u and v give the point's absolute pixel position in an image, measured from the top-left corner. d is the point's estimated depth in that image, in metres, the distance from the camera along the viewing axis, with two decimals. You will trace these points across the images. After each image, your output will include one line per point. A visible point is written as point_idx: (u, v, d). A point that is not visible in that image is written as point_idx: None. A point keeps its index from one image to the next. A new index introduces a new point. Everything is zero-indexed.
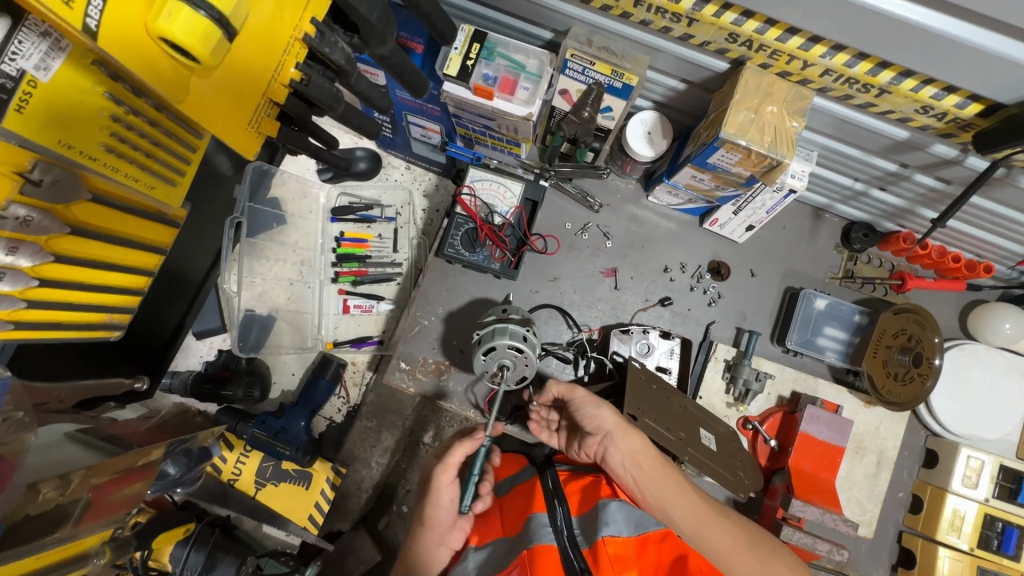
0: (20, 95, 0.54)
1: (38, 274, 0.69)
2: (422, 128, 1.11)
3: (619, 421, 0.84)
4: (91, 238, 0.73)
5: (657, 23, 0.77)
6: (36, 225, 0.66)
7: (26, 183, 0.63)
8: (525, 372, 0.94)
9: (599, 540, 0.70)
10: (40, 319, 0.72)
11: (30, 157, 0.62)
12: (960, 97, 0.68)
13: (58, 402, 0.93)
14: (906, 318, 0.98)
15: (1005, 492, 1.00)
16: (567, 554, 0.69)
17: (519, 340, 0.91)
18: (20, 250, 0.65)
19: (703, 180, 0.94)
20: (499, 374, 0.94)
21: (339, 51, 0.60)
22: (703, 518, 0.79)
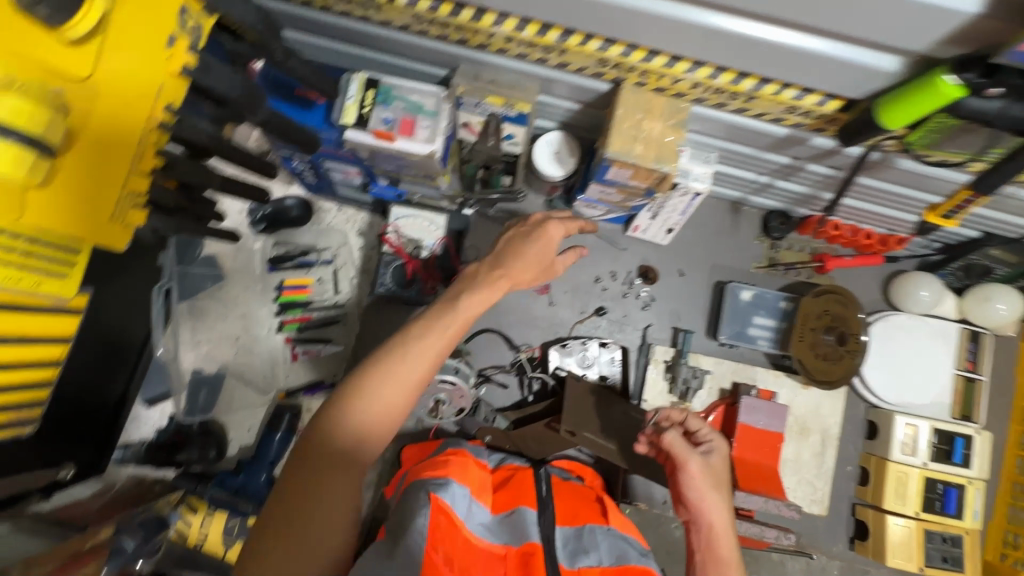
0: None
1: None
2: (342, 172, 1.13)
3: (726, 519, 0.68)
4: None
5: (532, 55, 0.80)
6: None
7: None
8: (462, 404, 0.96)
9: (577, 565, 0.72)
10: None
11: None
12: (818, 96, 0.71)
13: None
14: (827, 300, 1.04)
15: (942, 455, 1.03)
16: (551, 547, 0.74)
17: (451, 373, 0.93)
18: None
19: (611, 194, 0.97)
20: (436, 409, 0.97)
21: (199, 131, 0.63)
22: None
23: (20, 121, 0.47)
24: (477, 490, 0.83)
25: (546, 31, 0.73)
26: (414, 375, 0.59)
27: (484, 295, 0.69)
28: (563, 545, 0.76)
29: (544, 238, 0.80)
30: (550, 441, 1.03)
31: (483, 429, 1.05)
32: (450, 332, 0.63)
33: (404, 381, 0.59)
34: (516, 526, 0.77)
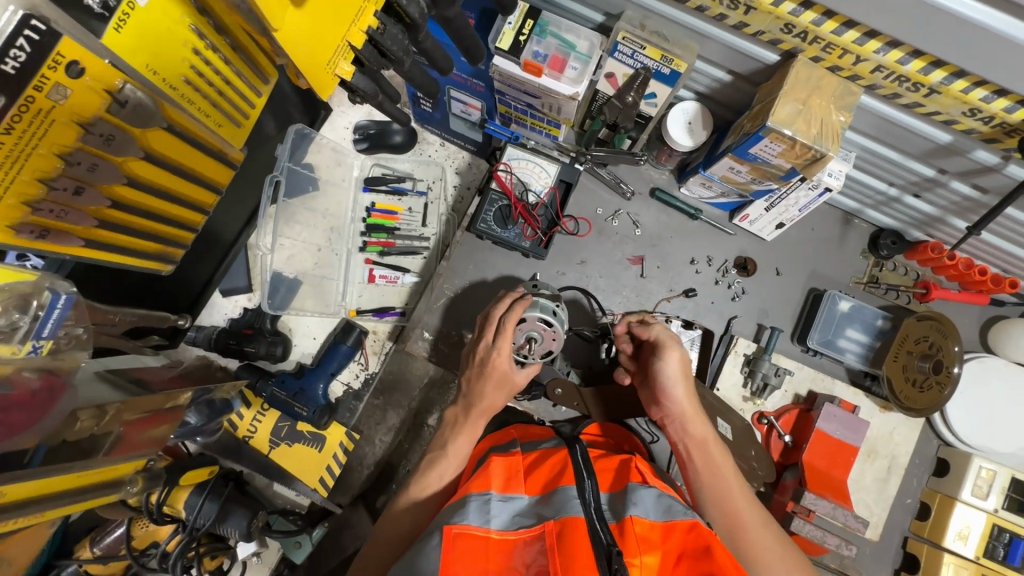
0: (119, 17, 0.58)
1: (112, 195, 0.70)
2: (463, 104, 1.12)
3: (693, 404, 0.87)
4: (159, 165, 0.74)
5: (713, 9, 0.79)
6: (116, 144, 0.67)
7: (113, 103, 0.63)
8: (552, 346, 0.95)
9: (626, 518, 0.73)
10: (107, 241, 0.73)
11: (120, 78, 0.61)
12: (1010, 101, 0.69)
13: (110, 326, 0.89)
14: (928, 326, 1.00)
15: (1014, 505, 1.00)
16: (594, 525, 0.72)
17: (548, 314, 0.91)
18: (99, 167, 0.66)
19: (740, 172, 0.95)
20: (525, 347, 0.94)
21: (414, 5, 0.59)
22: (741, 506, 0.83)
23: None
24: (508, 483, 0.81)
25: None
26: (500, 400, 0.92)
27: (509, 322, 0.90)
28: (608, 507, 0.79)
29: (523, 310, 0.90)
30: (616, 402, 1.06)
31: (556, 381, 1.04)
32: (506, 370, 0.91)
33: (470, 427, 0.91)
34: (554, 504, 0.76)
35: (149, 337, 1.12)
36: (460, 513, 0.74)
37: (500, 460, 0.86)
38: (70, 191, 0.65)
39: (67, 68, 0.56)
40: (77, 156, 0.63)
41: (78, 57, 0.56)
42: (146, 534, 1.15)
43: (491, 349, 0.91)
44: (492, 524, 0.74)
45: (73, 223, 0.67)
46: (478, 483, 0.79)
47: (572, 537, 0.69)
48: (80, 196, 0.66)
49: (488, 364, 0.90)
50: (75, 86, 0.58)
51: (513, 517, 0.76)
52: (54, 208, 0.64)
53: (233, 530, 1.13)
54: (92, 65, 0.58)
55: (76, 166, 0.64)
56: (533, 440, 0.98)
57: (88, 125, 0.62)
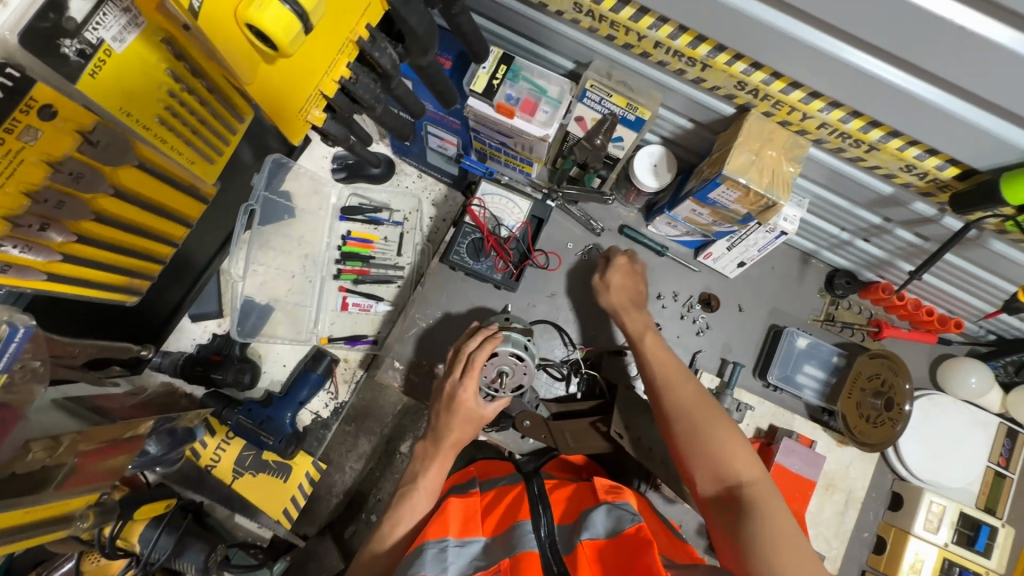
0: (94, 62, 0.58)
1: (79, 230, 0.70)
2: (440, 139, 1.16)
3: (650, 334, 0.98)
4: (129, 202, 0.74)
5: (673, 64, 0.84)
6: (85, 181, 0.67)
7: (85, 143, 0.63)
8: (523, 379, 0.97)
9: (576, 544, 0.74)
10: (70, 274, 0.73)
11: (93, 119, 0.62)
12: (940, 160, 0.75)
13: (70, 357, 0.89)
14: (880, 364, 1.04)
15: (964, 539, 1.04)
16: (547, 557, 0.73)
17: (520, 348, 0.94)
18: (66, 205, 0.66)
19: (702, 214, 1.00)
20: (497, 381, 0.96)
21: (387, 56, 0.63)
22: (683, 405, 0.85)
23: None
24: (465, 522, 0.82)
25: (699, 44, 0.77)
26: (468, 434, 0.92)
27: (478, 361, 0.91)
28: (564, 539, 0.79)
29: (495, 348, 0.92)
30: (586, 434, 1.04)
31: (523, 414, 1.03)
32: (472, 406, 0.92)
33: (436, 457, 0.92)
34: (510, 544, 0.76)
35: (111, 367, 1.10)
36: (418, 562, 0.74)
37: (458, 501, 0.86)
38: (35, 227, 0.64)
39: (39, 112, 0.55)
40: (44, 194, 0.63)
41: (50, 101, 0.56)
42: (97, 568, 1.11)
43: (457, 386, 0.92)
44: (448, 571, 0.74)
45: (37, 257, 0.66)
46: (435, 529, 0.79)
47: (525, 570, 0.70)
48: (47, 232, 0.66)
49: (454, 400, 0.92)
50: (47, 128, 0.57)
51: (469, 561, 0.76)
52: (18, 243, 0.63)
53: (189, 565, 1.09)
54: (64, 108, 0.57)
55: (43, 204, 0.63)
56: (494, 476, 0.99)
57: (57, 164, 0.62)
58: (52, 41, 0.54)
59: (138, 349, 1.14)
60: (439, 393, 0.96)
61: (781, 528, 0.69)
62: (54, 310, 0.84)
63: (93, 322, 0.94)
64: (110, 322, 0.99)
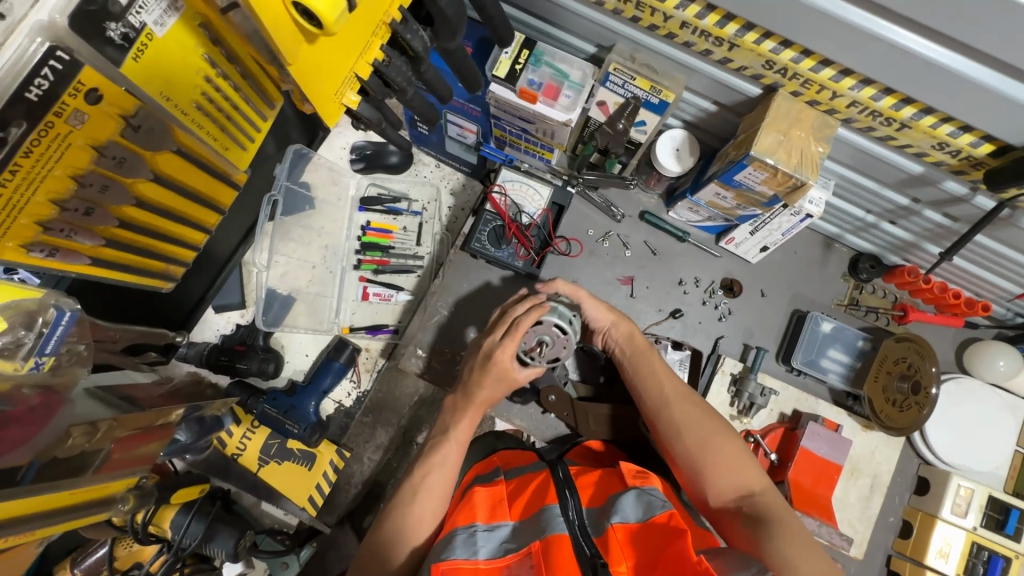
0: (137, 46, 0.59)
1: (121, 215, 0.72)
2: (459, 127, 1.16)
3: (644, 346, 0.97)
4: (169, 187, 0.76)
5: (699, 45, 0.83)
6: (127, 166, 0.68)
7: (127, 127, 0.64)
8: (561, 354, 0.94)
9: (606, 528, 0.75)
10: (111, 258, 0.75)
11: (136, 104, 0.63)
12: (975, 136, 0.74)
13: (111, 342, 0.91)
14: (907, 347, 1.03)
15: (992, 522, 1.03)
16: (578, 541, 0.74)
17: (565, 320, 0.93)
18: (109, 188, 0.68)
19: (726, 198, 0.99)
20: (534, 350, 0.92)
21: (418, 39, 0.63)
22: (694, 421, 0.86)
23: None
24: (494, 510, 0.83)
25: (727, 22, 0.77)
26: (498, 393, 0.92)
27: (522, 327, 0.90)
28: (592, 523, 0.80)
29: (539, 315, 0.91)
30: (603, 420, 1.07)
31: (550, 388, 1.09)
32: (508, 367, 0.90)
33: (464, 409, 0.93)
34: (540, 526, 0.77)
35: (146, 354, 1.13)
36: (448, 550, 0.74)
37: (484, 488, 0.86)
38: (80, 211, 0.66)
39: (85, 95, 0.56)
40: (88, 178, 0.64)
41: (97, 86, 0.57)
42: (129, 554, 1.14)
43: (497, 346, 0.91)
44: (479, 554, 0.75)
45: (81, 241, 0.68)
46: (463, 517, 0.80)
47: (557, 552, 0.70)
48: (91, 216, 0.68)
49: (491, 359, 0.90)
50: (92, 112, 0.59)
51: (499, 545, 0.77)
52: (64, 227, 0.65)
53: (218, 550, 1.11)
54: (109, 93, 0.58)
55: (87, 187, 0.65)
56: (517, 464, 0.98)
57: (101, 148, 0.63)
58: (99, 24, 0.55)
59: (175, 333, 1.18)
60: (477, 349, 0.95)
61: (797, 538, 0.72)
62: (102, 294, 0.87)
63: (123, 311, 0.94)
64: (141, 306, 0.99)
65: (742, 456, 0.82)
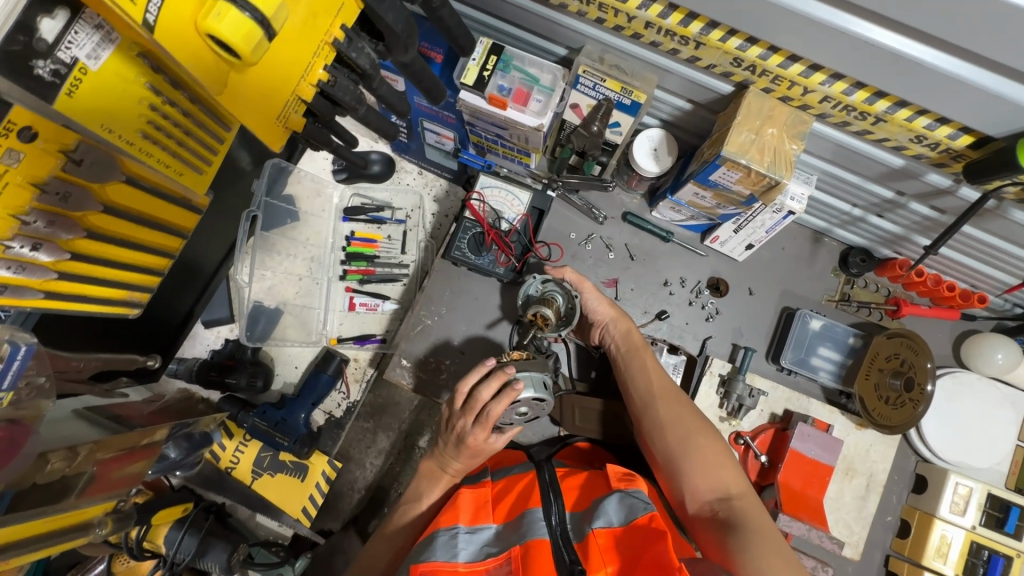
0: (71, 81, 0.59)
1: (72, 247, 0.72)
2: (436, 135, 1.15)
3: (639, 342, 0.97)
4: (121, 217, 0.77)
5: (665, 44, 0.81)
6: (73, 200, 0.69)
7: (69, 161, 0.66)
8: (541, 412, 0.89)
9: (588, 532, 0.72)
10: (70, 291, 0.76)
11: (74, 138, 0.65)
12: (952, 128, 0.71)
13: (76, 372, 0.92)
14: (898, 343, 1.00)
15: (991, 520, 1.01)
16: (557, 544, 0.72)
17: (540, 388, 0.85)
18: (56, 224, 0.68)
19: (704, 197, 0.97)
20: (513, 419, 0.88)
21: (365, 57, 0.62)
22: (677, 420, 0.85)
23: (262, 5, 0.48)
24: (474, 514, 0.80)
25: (690, 21, 0.75)
26: (474, 463, 0.91)
27: (493, 413, 0.82)
28: (574, 525, 0.78)
29: (513, 399, 0.82)
30: (595, 417, 1.05)
31: None
32: (483, 446, 0.87)
33: (436, 478, 0.91)
34: (521, 531, 0.75)
35: (118, 379, 1.11)
36: (428, 551, 0.73)
37: (469, 491, 0.83)
38: (27, 248, 0.67)
39: (19, 134, 0.59)
40: (33, 216, 0.65)
41: (29, 123, 0.59)
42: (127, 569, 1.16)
43: (469, 433, 0.85)
44: (459, 557, 0.72)
45: (32, 277, 0.69)
46: (446, 517, 0.78)
47: (536, 559, 0.68)
48: (39, 252, 0.68)
49: (465, 444, 0.87)
50: (28, 149, 0.61)
51: (480, 548, 0.75)
52: (10, 264, 0.66)
53: (213, 564, 1.13)
54: (44, 129, 0.61)
55: (33, 225, 0.66)
56: (504, 466, 0.96)
57: (43, 185, 0.65)
58: (26, 63, 0.55)
59: (146, 359, 1.14)
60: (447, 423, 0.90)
61: (768, 544, 0.71)
62: (56, 326, 0.87)
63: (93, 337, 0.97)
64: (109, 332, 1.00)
65: (721, 461, 0.81)
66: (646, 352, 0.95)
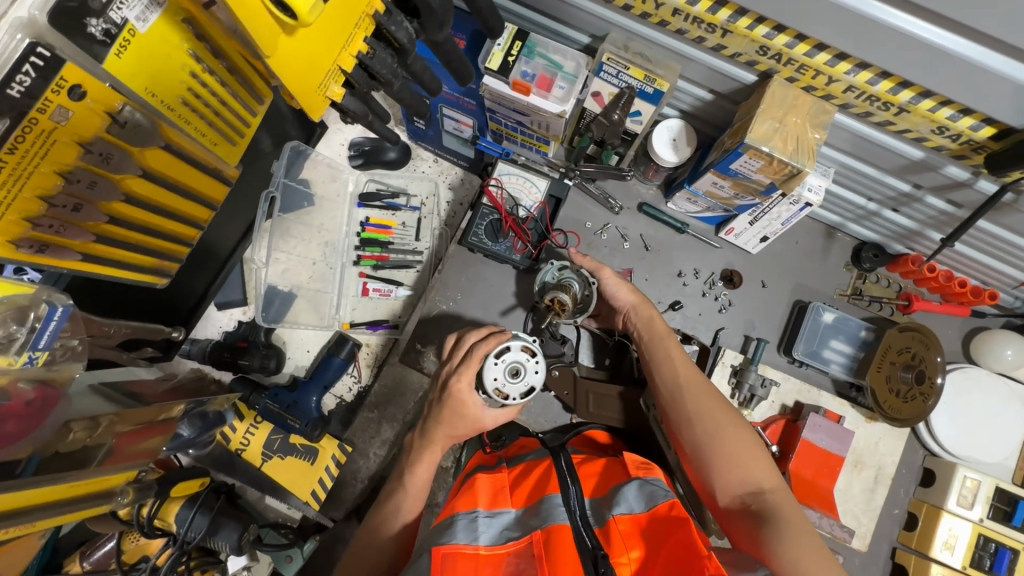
0: (120, 42, 0.62)
1: (110, 211, 0.75)
2: (455, 121, 1.15)
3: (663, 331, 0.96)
4: (158, 184, 0.80)
5: (692, 32, 0.82)
6: (115, 162, 0.72)
7: (113, 123, 0.68)
8: (534, 382, 0.84)
9: (610, 518, 0.73)
10: (105, 255, 0.78)
11: (120, 100, 0.66)
12: (975, 120, 0.72)
13: (106, 338, 0.92)
14: (910, 337, 1.01)
15: (999, 514, 1.02)
16: (579, 530, 0.72)
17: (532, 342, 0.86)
18: (97, 184, 0.71)
19: (723, 187, 0.98)
20: (503, 383, 0.83)
21: (403, 31, 0.64)
22: (703, 413, 0.84)
23: None
24: (491, 502, 0.80)
25: (718, 8, 0.76)
26: (459, 430, 0.84)
27: (476, 351, 0.84)
28: (593, 512, 0.78)
29: (500, 341, 0.84)
30: (610, 404, 1.06)
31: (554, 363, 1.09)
32: (466, 401, 0.83)
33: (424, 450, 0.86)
34: (539, 515, 0.75)
35: (144, 348, 1.12)
36: (448, 534, 0.73)
37: (485, 476, 0.85)
38: (69, 207, 0.70)
39: (70, 91, 0.60)
40: (76, 174, 0.68)
41: (80, 82, 0.61)
42: (137, 548, 1.16)
43: (453, 374, 0.84)
44: (480, 540, 0.73)
45: (71, 238, 0.72)
46: (463, 501, 0.78)
47: (558, 542, 0.69)
48: (79, 212, 0.71)
49: (447, 390, 0.84)
50: (77, 108, 0.62)
51: (500, 532, 0.75)
52: (53, 222, 0.69)
53: (223, 543, 1.13)
54: (93, 88, 0.62)
55: (76, 184, 0.68)
56: (520, 453, 0.97)
57: (88, 144, 0.67)
58: (80, 20, 0.58)
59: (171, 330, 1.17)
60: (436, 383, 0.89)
61: (802, 537, 0.71)
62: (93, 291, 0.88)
63: (125, 304, 0.96)
64: (140, 300, 1.00)
65: (749, 452, 0.80)
66: (670, 341, 0.94)
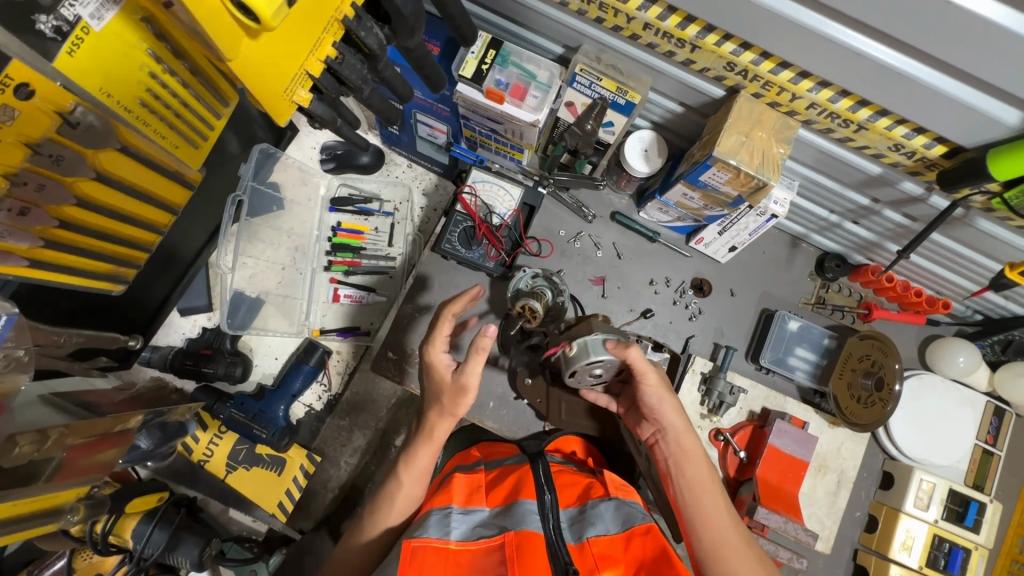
0: (72, 40, 0.60)
1: (60, 215, 0.72)
2: (429, 127, 1.14)
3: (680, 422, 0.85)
4: (111, 186, 0.77)
5: (662, 46, 0.83)
6: (65, 164, 0.69)
7: (64, 124, 0.65)
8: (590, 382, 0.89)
9: (584, 539, 0.73)
10: (51, 260, 0.75)
11: (72, 100, 0.64)
12: (928, 138, 0.76)
13: (56, 347, 0.89)
14: (870, 345, 1.05)
15: (953, 515, 1.07)
16: (556, 546, 0.71)
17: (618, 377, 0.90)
18: (46, 187, 0.69)
19: (693, 198, 1.00)
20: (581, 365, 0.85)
21: (373, 36, 0.63)
22: (730, 545, 0.77)
23: None
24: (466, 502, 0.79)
25: (687, 24, 0.77)
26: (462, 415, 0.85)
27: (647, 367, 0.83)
28: (568, 525, 0.77)
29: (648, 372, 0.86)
30: (581, 412, 1.06)
31: (527, 370, 1.07)
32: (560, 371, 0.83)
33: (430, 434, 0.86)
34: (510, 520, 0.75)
35: (98, 360, 1.09)
36: (419, 528, 0.71)
37: (462, 476, 0.84)
38: (15, 211, 0.67)
39: (15, 91, 0.57)
40: (22, 176, 0.66)
41: (27, 81, 0.58)
42: (89, 566, 1.11)
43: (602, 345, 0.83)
44: (452, 534, 0.72)
45: (17, 243, 0.69)
46: (439, 498, 0.77)
47: (529, 549, 0.69)
48: (25, 217, 0.69)
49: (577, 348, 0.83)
50: (24, 107, 0.60)
51: (474, 527, 0.75)
52: None
53: (183, 559, 1.08)
54: (41, 87, 0.59)
55: (22, 186, 0.66)
56: (497, 455, 0.96)
57: (36, 146, 0.65)
58: (28, 17, 0.57)
59: (127, 339, 1.12)
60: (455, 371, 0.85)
61: None
62: (41, 299, 0.84)
63: (78, 312, 0.92)
64: (95, 309, 0.96)
65: (740, 542, 0.78)
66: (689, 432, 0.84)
